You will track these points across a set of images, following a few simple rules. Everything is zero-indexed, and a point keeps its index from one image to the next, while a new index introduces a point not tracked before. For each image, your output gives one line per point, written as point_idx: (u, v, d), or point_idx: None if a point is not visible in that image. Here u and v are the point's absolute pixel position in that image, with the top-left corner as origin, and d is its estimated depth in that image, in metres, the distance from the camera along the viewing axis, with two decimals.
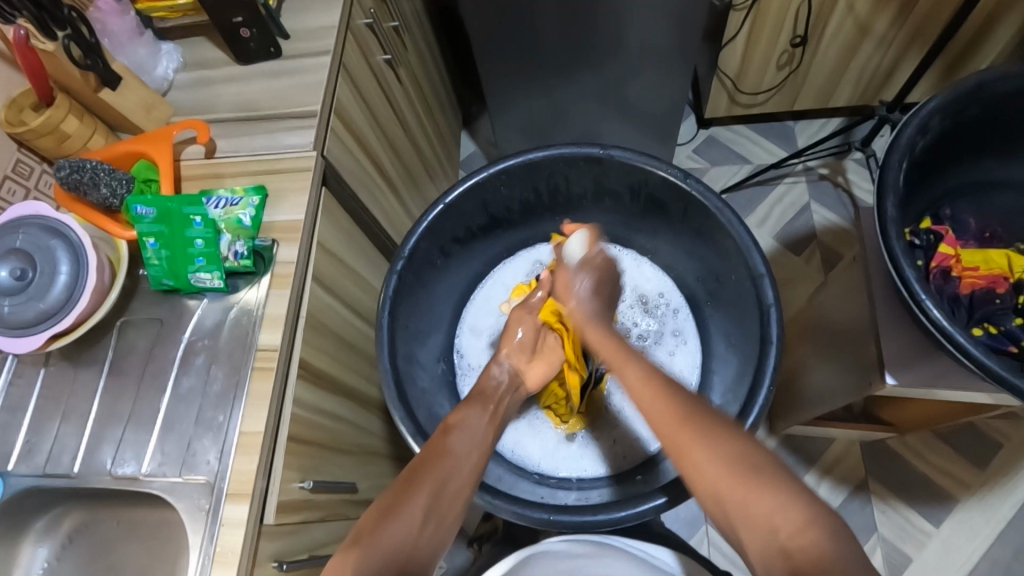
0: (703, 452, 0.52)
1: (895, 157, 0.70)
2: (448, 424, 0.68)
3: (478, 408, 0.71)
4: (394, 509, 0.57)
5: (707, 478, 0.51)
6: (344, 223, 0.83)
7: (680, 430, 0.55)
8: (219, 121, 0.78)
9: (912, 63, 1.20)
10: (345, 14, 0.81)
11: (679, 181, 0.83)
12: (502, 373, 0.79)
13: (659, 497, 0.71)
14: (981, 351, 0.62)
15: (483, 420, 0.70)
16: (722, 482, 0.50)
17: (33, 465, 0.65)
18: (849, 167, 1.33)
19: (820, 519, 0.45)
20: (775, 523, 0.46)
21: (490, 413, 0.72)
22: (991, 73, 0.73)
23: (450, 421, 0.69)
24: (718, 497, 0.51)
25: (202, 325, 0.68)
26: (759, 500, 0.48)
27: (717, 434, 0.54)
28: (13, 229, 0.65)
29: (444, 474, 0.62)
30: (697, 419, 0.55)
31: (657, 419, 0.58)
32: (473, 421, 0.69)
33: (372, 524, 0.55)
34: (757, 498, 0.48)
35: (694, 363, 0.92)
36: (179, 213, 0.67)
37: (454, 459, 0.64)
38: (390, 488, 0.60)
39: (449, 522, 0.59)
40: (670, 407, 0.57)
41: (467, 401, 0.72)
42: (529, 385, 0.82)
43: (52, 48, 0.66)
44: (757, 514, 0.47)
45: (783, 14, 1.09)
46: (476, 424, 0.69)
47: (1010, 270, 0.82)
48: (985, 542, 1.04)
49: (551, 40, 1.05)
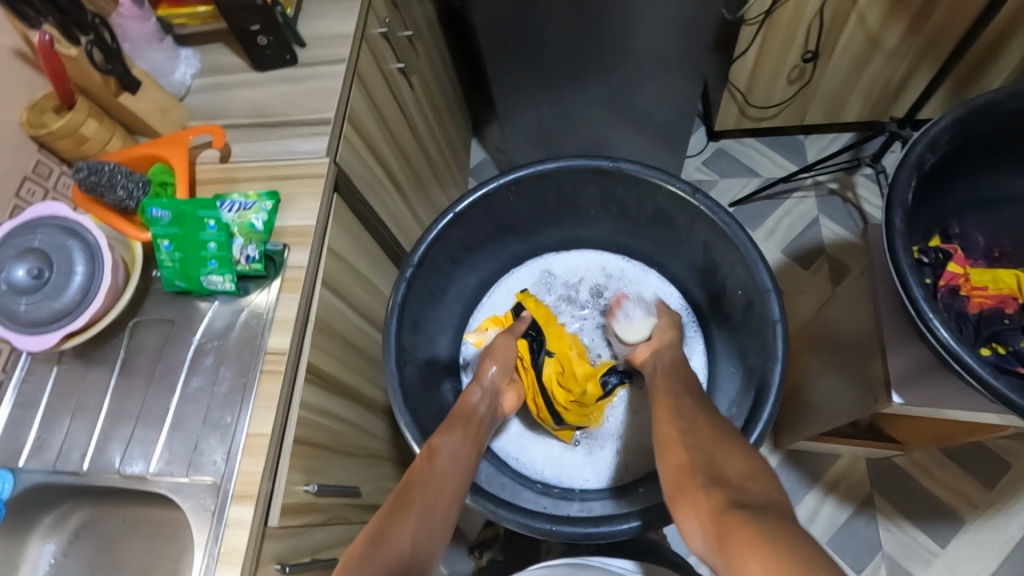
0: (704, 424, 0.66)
1: (904, 174, 0.70)
2: (431, 446, 0.70)
3: (457, 432, 0.72)
4: (385, 533, 0.59)
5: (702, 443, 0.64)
6: (355, 228, 0.84)
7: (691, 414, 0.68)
8: (234, 126, 0.80)
9: (923, 79, 1.20)
10: (360, 22, 0.82)
11: (687, 194, 0.83)
12: (481, 398, 0.80)
13: (635, 519, 0.71)
14: (988, 370, 0.62)
15: (464, 444, 0.72)
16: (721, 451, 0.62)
17: (43, 461, 0.66)
18: (859, 182, 1.33)
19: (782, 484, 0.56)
20: (749, 470, 0.58)
21: (469, 436, 0.73)
22: (1001, 91, 0.74)
23: (434, 443, 0.70)
24: (708, 453, 0.62)
25: (213, 327, 0.69)
26: (737, 455, 0.60)
27: (715, 416, 0.67)
28: (30, 228, 0.66)
29: (428, 493, 0.64)
30: (702, 406, 0.70)
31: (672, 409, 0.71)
32: (454, 444, 0.71)
33: (365, 545, 0.58)
34: (737, 453, 0.61)
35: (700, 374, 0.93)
36: (193, 216, 0.68)
37: (438, 478, 0.66)
38: (379, 511, 0.63)
39: (440, 535, 0.63)
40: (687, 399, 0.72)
41: (446, 424, 0.74)
42: (505, 407, 0.85)
43: (75, 52, 0.68)
44: (732, 463, 0.60)
45: (794, 29, 1.09)
46: (457, 445, 0.71)
47: (1019, 290, 0.81)
48: (991, 563, 1.03)
49: (563, 50, 1.06)
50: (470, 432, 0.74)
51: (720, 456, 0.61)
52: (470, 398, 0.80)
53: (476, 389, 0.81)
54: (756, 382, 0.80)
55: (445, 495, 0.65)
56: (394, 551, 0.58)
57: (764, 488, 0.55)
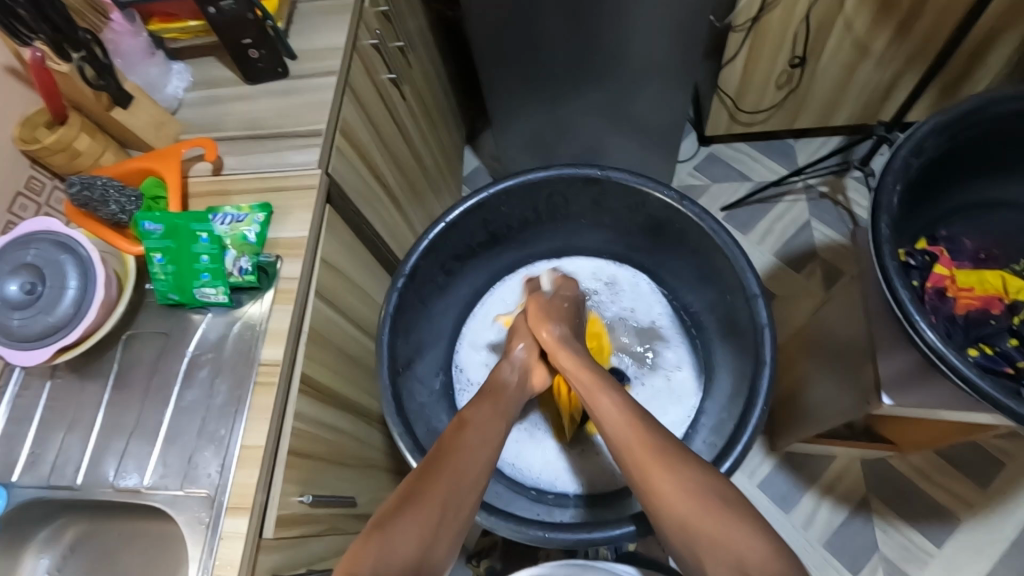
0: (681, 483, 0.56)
1: (889, 179, 0.71)
2: (460, 419, 0.68)
3: (487, 404, 0.71)
4: (411, 500, 0.57)
5: (682, 512, 0.54)
6: (348, 238, 0.84)
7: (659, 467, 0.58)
8: (228, 139, 0.80)
9: (910, 83, 1.21)
10: (351, 35, 0.83)
11: (674, 202, 0.85)
12: (512, 372, 0.80)
13: (629, 524, 0.71)
14: (974, 372, 0.63)
15: (494, 416, 0.70)
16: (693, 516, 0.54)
17: (37, 476, 0.66)
18: (849, 185, 1.34)
19: (786, 553, 0.50)
20: (749, 550, 0.50)
21: (499, 409, 0.72)
22: (984, 97, 0.75)
23: (464, 417, 0.69)
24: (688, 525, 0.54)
25: (207, 339, 0.69)
26: (727, 526, 0.52)
27: (688, 469, 0.57)
28: (24, 244, 0.66)
29: (459, 465, 0.62)
30: (670, 452, 0.59)
31: (638, 465, 0.60)
32: (482, 416, 0.69)
33: (389, 513, 0.55)
34: (728, 528, 0.52)
35: (692, 388, 0.92)
36: (186, 229, 0.69)
37: (468, 450, 0.63)
38: (405, 482, 0.60)
39: (461, 516, 0.59)
40: (645, 447, 0.60)
41: (477, 398, 0.73)
42: (534, 384, 0.83)
43: (67, 69, 0.68)
44: (728, 542, 0.51)
45: (781, 35, 1.11)
46: (485, 418, 0.69)
47: (1005, 291, 0.82)
48: (987, 563, 1.03)
49: (554, 58, 1.07)
50: (498, 405, 0.72)
51: (706, 537, 0.52)
52: (502, 372, 0.79)
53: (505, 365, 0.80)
54: (746, 386, 0.81)
55: (476, 467, 0.63)
56: (419, 525, 0.55)
57: (767, 565, 0.48)
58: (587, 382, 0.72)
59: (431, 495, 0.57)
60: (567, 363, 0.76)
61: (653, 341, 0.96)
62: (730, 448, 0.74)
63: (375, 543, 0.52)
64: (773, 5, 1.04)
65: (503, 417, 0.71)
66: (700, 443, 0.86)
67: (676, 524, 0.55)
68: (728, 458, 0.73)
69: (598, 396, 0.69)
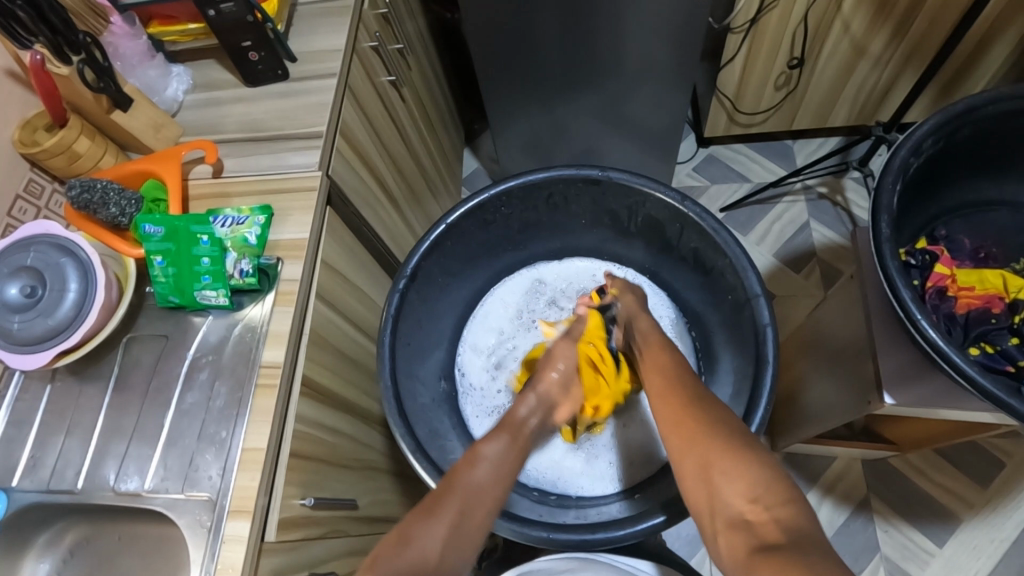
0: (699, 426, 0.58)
1: (889, 178, 0.71)
2: (475, 453, 0.67)
3: (502, 440, 0.70)
4: (410, 534, 0.57)
5: (700, 449, 0.57)
6: (348, 239, 0.84)
7: (684, 415, 0.61)
8: (228, 141, 0.80)
9: (908, 84, 1.21)
10: (351, 37, 0.83)
11: (675, 203, 0.85)
12: (530, 412, 0.76)
13: (658, 515, 0.72)
14: (976, 370, 0.63)
15: (508, 452, 0.69)
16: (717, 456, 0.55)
17: (37, 480, 0.65)
18: (847, 186, 1.35)
19: (796, 501, 0.49)
20: (753, 490, 0.51)
21: (515, 446, 0.70)
22: (982, 96, 0.75)
23: (478, 450, 0.68)
24: (704, 465, 0.56)
25: (207, 341, 0.69)
26: (735, 466, 0.53)
27: (713, 416, 0.60)
28: (24, 246, 0.66)
29: (468, 492, 0.62)
30: (699, 402, 0.62)
31: (667, 414, 0.63)
32: (498, 452, 0.68)
33: (389, 547, 0.56)
34: (737, 466, 0.53)
35: None
36: (186, 232, 0.69)
37: (475, 483, 0.63)
38: (410, 512, 0.61)
39: (472, 541, 0.60)
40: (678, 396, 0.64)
41: (495, 431, 0.71)
42: (557, 418, 0.80)
43: (67, 71, 0.68)
44: (735, 483, 0.52)
45: (779, 36, 1.11)
46: (500, 454, 0.68)
47: (1006, 290, 0.82)
48: (988, 562, 1.03)
49: (553, 59, 1.07)
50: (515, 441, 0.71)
51: (717, 473, 0.54)
52: (521, 407, 0.76)
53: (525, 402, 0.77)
54: (747, 386, 0.81)
55: (484, 501, 0.63)
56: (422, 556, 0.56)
57: (773, 512, 0.48)
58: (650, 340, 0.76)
59: (430, 526, 0.58)
60: (643, 325, 0.79)
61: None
62: None
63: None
64: (771, 6, 1.04)
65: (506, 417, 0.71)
66: None
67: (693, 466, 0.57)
68: None
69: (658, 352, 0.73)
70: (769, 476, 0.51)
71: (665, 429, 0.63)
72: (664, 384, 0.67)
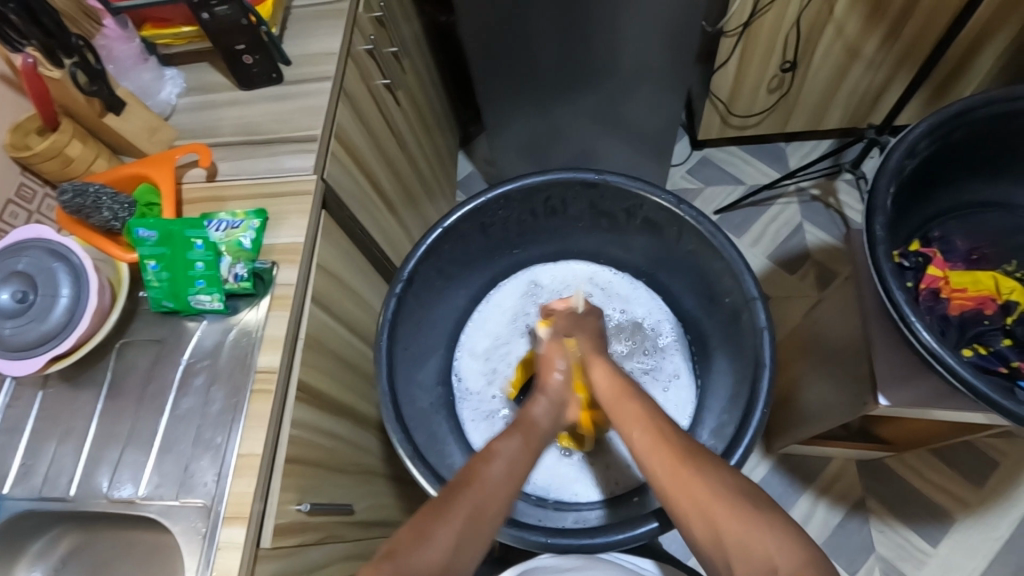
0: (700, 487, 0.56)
1: (883, 180, 0.71)
2: (489, 448, 0.66)
3: (516, 437, 0.69)
4: (428, 530, 0.55)
5: (707, 514, 0.54)
6: (344, 243, 0.84)
7: (682, 472, 0.58)
8: (222, 144, 0.80)
9: (900, 87, 1.23)
10: (346, 40, 0.83)
11: (672, 205, 0.85)
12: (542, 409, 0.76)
13: (653, 520, 0.71)
14: (969, 371, 0.63)
15: (522, 450, 0.68)
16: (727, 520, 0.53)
17: (29, 487, 0.65)
18: (840, 188, 1.35)
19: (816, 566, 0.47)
20: (775, 559, 0.48)
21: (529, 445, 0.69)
22: (975, 99, 0.76)
23: (491, 446, 0.67)
24: (712, 525, 0.54)
25: (202, 346, 0.68)
26: (750, 525, 0.51)
27: (708, 472, 0.57)
28: (17, 251, 0.66)
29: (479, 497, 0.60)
30: (689, 455, 0.60)
31: (663, 475, 0.60)
32: (512, 449, 0.67)
33: (406, 542, 0.54)
34: (755, 535, 0.51)
35: (690, 398, 0.93)
36: (181, 236, 0.68)
37: (490, 482, 0.62)
38: (420, 509, 0.58)
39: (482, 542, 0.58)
40: (668, 451, 0.61)
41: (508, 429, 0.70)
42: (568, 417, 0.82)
43: (60, 75, 0.68)
44: (755, 549, 0.50)
45: (773, 39, 1.12)
46: (514, 451, 0.66)
47: (998, 291, 0.83)
48: (983, 562, 1.04)
49: (548, 62, 1.08)
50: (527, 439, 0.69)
51: (733, 541, 0.52)
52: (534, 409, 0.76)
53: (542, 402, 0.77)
54: (744, 389, 0.81)
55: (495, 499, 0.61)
56: (434, 556, 0.54)
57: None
58: (612, 392, 0.73)
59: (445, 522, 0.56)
60: (598, 371, 0.77)
61: (649, 350, 0.97)
62: (731, 450, 0.74)
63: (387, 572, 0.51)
64: (765, 9, 1.04)
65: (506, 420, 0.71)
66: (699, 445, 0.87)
67: (703, 528, 0.55)
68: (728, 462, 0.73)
69: (625, 405, 0.70)
70: (789, 539, 0.49)
71: (662, 491, 0.60)
72: (648, 440, 0.64)
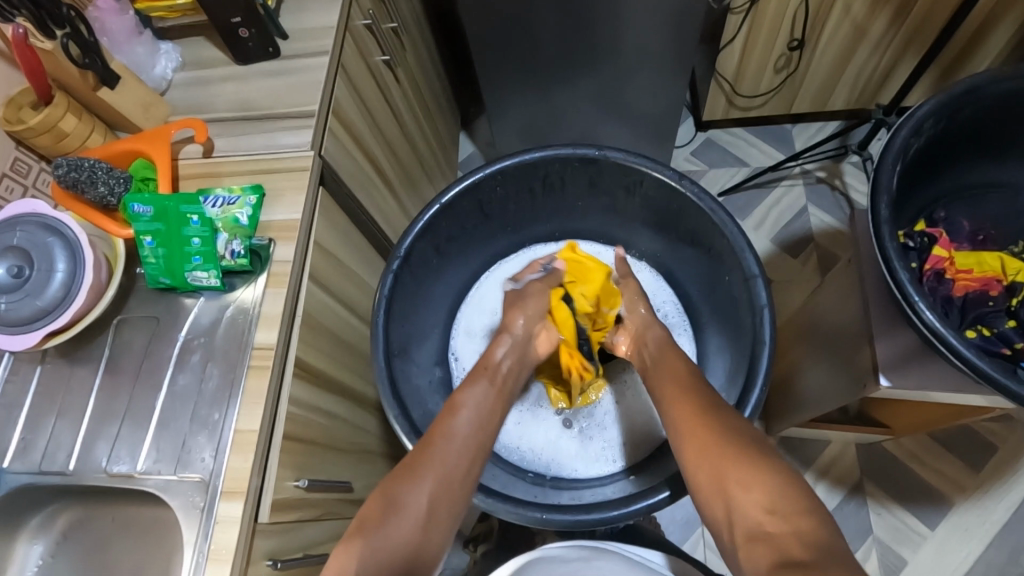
0: (713, 439, 0.60)
1: (889, 159, 0.70)
2: (453, 402, 0.70)
3: (482, 386, 0.73)
4: (397, 499, 0.59)
5: (713, 459, 0.59)
6: (341, 221, 0.83)
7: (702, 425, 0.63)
8: (218, 120, 0.79)
9: (908, 67, 1.20)
10: (343, 14, 0.81)
11: (673, 181, 0.84)
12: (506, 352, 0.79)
13: (663, 490, 0.71)
14: (974, 353, 0.62)
15: (487, 396, 0.72)
16: (731, 464, 0.57)
17: (28, 462, 0.65)
18: (846, 170, 1.33)
19: (815, 512, 0.50)
20: (771, 502, 0.52)
21: (494, 389, 0.74)
22: (985, 75, 0.74)
23: (456, 399, 0.70)
24: (721, 478, 0.57)
25: (199, 323, 0.68)
26: (754, 479, 0.54)
27: (727, 431, 0.61)
28: (11, 226, 0.65)
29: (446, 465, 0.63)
30: (711, 414, 0.64)
31: (681, 417, 0.66)
32: (477, 397, 0.71)
33: (376, 515, 0.58)
34: (756, 477, 0.55)
35: None
36: (176, 211, 0.67)
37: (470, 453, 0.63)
38: (389, 474, 0.62)
39: (456, 507, 0.62)
40: (691, 405, 0.66)
41: (471, 378, 0.74)
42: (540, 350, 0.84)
43: (50, 47, 0.66)
44: (749, 498, 0.53)
45: (779, 19, 1.09)
46: (479, 399, 0.71)
47: (1004, 273, 0.82)
48: (979, 544, 1.04)
49: (550, 42, 1.06)
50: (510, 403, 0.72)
51: (734, 486, 0.55)
52: (496, 351, 0.79)
53: (502, 345, 0.80)
54: (743, 368, 0.81)
55: (462, 461, 0.64)
56: (405, 523, 0.58)
57: (792, 523, 0.49)
58: (652, 353, 0.79)
59: (416, 486, 0.60)
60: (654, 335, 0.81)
61: None
62: None
63: (359, 545, 0.55)
64: None
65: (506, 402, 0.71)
66: None
67: (707, 476, 0.59)
68: None
69: (661, 368, 0.75)
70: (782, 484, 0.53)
71: (677, 433, 0.65)
72: (676, 392, 0.69)
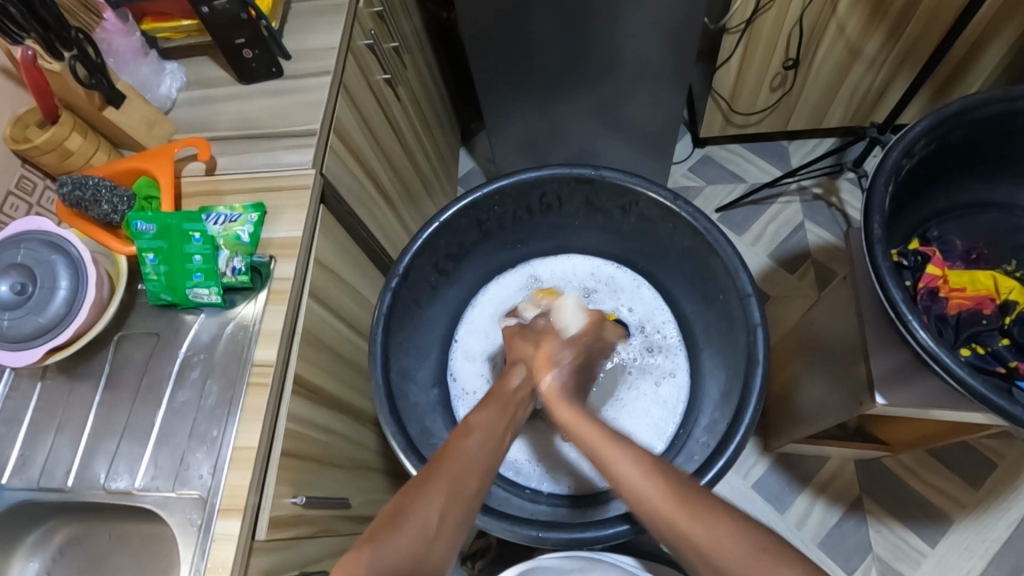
0: (706, 527, 0.54)
1: (882, 178, 0.71)
2: (466, 424, 0.68)
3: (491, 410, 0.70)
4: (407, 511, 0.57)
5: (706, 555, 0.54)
6: (342, 237, 0.84)
7: (682, 517, 0.56)
8: (221, 139, 0.80)
9: (902, 86, 1.22)
10: (346, 34, 0.83)
11: (668, 202, 0.85)
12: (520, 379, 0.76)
13: (624, 523, 0.71)
14: (966, 371, 0.63)
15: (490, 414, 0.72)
16: (733, 556, 0.52)
17: (27, 478, 0.65)
18: (842, 187, 1.35)
19: None
20: None
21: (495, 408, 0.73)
22: (974, 98, 0.75)
23: (469, 420, 0.69)
24: (721, 568, 0.53)
25: (199, 340, 0.68)
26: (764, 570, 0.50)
27: (712, 514, 0.55)
28: (15, 243, 0.66)
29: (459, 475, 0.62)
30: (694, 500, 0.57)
31: (655, 515, 0.58)
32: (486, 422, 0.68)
33: (384, 526, 0.56)
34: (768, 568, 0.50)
35: (681, 397, 0.92)
36: (178, 229, 0.68)
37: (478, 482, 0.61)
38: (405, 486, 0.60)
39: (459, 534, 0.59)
40: (668, 498, 0.58)
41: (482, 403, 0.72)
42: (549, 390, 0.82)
43: (59, 68, 0.67)
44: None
45: (774, 37, 1.11)
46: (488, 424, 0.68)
47: (997, 291, 0.83)
48: (980, 563, 1.04)
49: (550, 60, 1.07)
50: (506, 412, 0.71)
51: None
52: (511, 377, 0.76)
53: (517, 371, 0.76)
54: (737, 386, 0.81)
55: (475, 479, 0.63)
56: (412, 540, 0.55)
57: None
58: (593, 434, 0.66)
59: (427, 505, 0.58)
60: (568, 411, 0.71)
61: (649, 348, 0.96)
62: (722, 448, 0.75)
63: (368, 556, 0.53)
64: (766, 7, 1.04)
65: (502, 414, 0.71)
66: (693, 441, 0.86)
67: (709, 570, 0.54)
68: (720, 458, 0.74)
69: (605, 452, 0.64)
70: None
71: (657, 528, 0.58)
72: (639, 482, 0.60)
